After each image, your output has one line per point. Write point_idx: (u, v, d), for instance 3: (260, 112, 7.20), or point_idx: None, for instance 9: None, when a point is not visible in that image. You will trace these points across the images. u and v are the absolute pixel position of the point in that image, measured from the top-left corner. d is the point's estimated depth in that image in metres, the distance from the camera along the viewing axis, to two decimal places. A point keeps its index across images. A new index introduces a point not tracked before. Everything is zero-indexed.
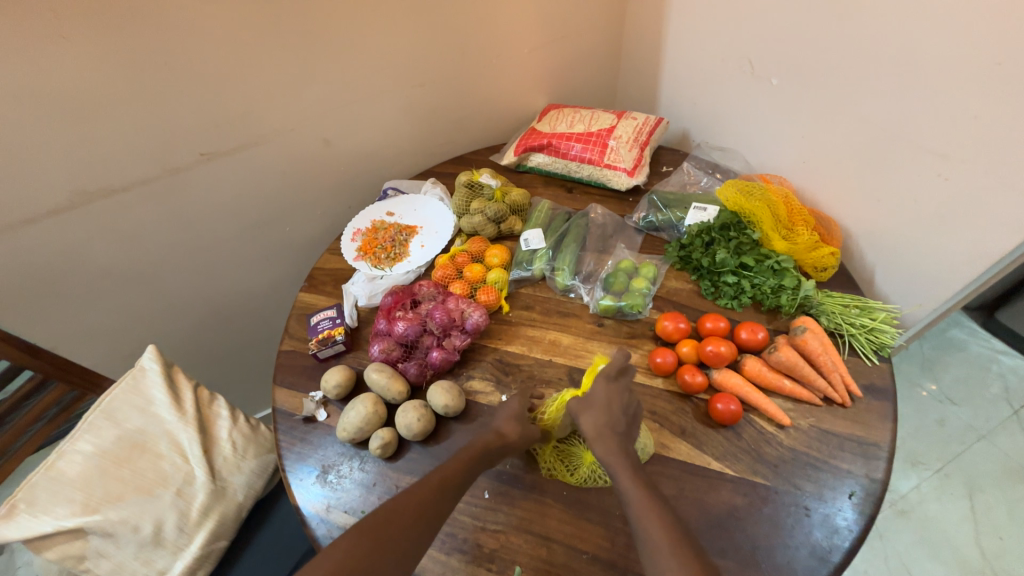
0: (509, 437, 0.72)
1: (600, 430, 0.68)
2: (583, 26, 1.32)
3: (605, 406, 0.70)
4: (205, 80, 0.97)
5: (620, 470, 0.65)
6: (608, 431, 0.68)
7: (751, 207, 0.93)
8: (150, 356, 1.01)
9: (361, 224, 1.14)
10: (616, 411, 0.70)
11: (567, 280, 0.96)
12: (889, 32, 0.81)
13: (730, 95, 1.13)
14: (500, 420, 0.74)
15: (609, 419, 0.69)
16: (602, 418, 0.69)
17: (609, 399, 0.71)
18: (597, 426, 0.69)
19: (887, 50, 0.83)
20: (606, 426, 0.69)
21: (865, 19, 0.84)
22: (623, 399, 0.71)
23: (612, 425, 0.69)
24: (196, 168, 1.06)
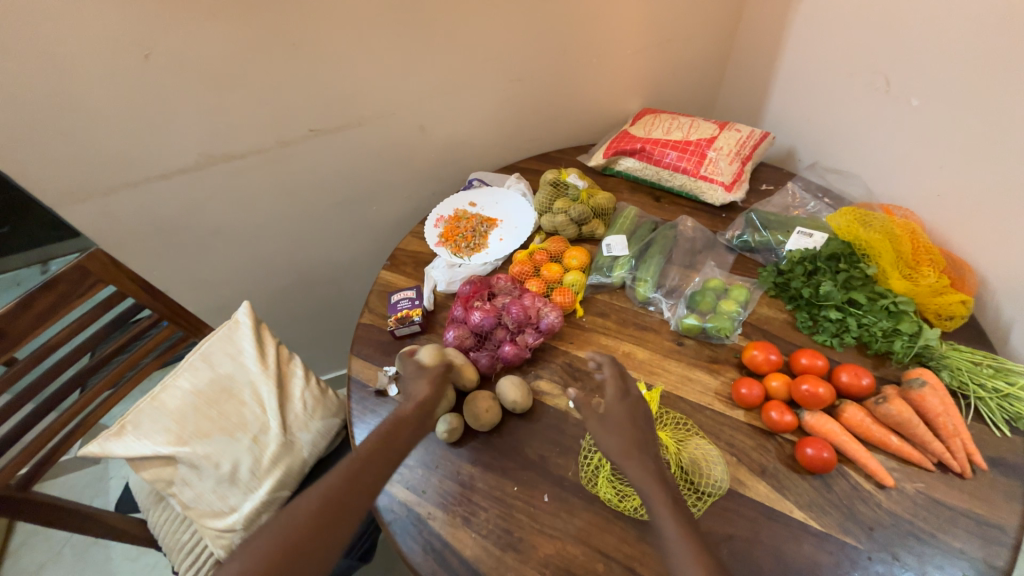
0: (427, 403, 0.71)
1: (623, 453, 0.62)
2: (694, 28, 1.25)
3: (621, 423, 0.65)
4: (322, 62, 1.03)
5: (655, 493, 0.59)
6: (636, 448, 0.63)
7: (868, 239, 0.84)
8: (244, 311, 1.10)
9: (445, 211, 1.17)
10: (640, 428, 0.65)
11: (648, 292, 0.92)
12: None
13: (856, 113, 1.03)
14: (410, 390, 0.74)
15: (632, 435, 0.64)
16: (623, 435, 0.64)
17: (627, 417, 0.66)
18: (617, 444, 0.63)
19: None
20: (631, 442, 0.63)
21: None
22: (637, 416, 0.66)
23: (637, 442, 0.63)
24: (304, 143, 1.14)
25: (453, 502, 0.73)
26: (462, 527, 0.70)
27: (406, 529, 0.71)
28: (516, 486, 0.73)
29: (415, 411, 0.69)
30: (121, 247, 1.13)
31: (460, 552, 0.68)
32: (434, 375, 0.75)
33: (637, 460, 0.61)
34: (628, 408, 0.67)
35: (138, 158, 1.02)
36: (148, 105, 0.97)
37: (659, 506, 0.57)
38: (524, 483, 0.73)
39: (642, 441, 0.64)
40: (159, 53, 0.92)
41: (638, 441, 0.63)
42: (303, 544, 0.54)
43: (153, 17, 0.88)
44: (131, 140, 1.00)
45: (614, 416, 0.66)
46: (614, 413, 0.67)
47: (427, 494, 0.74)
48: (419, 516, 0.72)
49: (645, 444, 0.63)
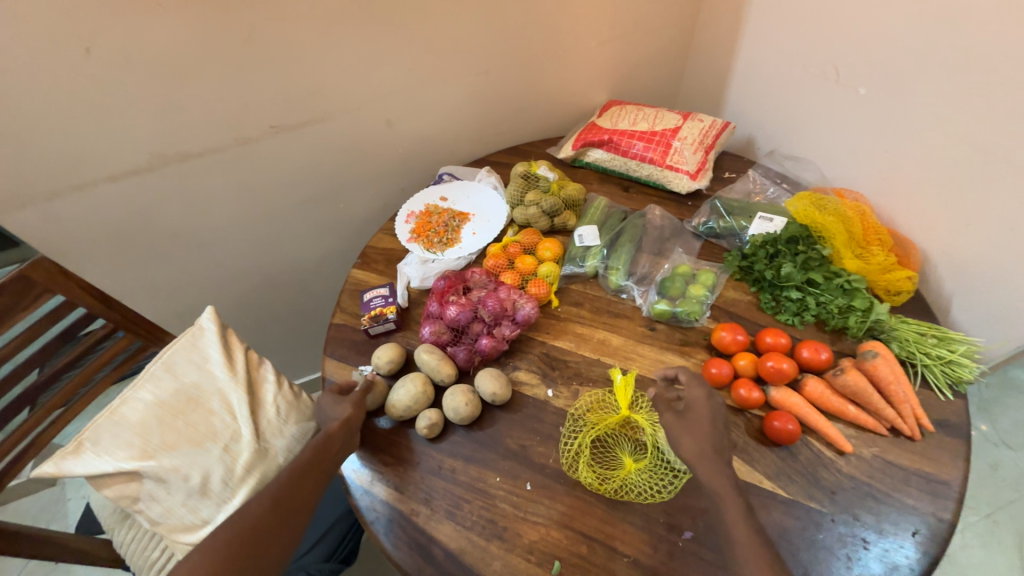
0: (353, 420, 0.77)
1: (696, 453, 0.63)
2: (655, 20, 1.28)
3: (700, 424, 0.66)
4: (282, 54, 1.00)
5: (726, 496, 0.61)
6: (712, 451, 0.63)
7: (823, 221, 0.89)
8: (208, 316, 1.06)
9: (415, 207, 1.15)
10: (718, 431, 0.65)
11: (620, 280, 0.94)
12: (1005, 43, 0.75)
13: (808, 103, 1.08)
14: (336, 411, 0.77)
15: (712, 439, 0.64)
16: (703, 438, 0.64)
17: (705, 419, 0.66)
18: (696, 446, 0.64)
19: (1001, 63, 0.76)
20: (708, 445, 0.64)
21: (977, 28, 0.77)
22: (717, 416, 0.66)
23: (715, 446, 0.64)
24: (266, 139, 1.10)
25: (436, 497, 0.72)
26: (445, 521, 0.70)
27: (389, 527, 0.70)
28: (498, 476, 0.74)
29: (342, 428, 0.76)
30: (68, 254, 1.06)
31: (445, 545, 0.68)
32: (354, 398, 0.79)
33: (713, 464, 0.62)
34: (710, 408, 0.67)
35: (83, 158, 0.96)
36: (91, 102, 0.91)
37: (728, 508, 0.60)
38: (506, 473, 0.74)
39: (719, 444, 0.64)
40: (101, 46, 0.86)
41: (717, 446, 0.63)
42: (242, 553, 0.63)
43: (92, 6, 0.82)
44: (74, 140, 0.93)
45: (692, 418, 0.66)
46: (695, 415, 0.67)
47: (409, 491, 0.74)
48: (401, 513, 0.72)
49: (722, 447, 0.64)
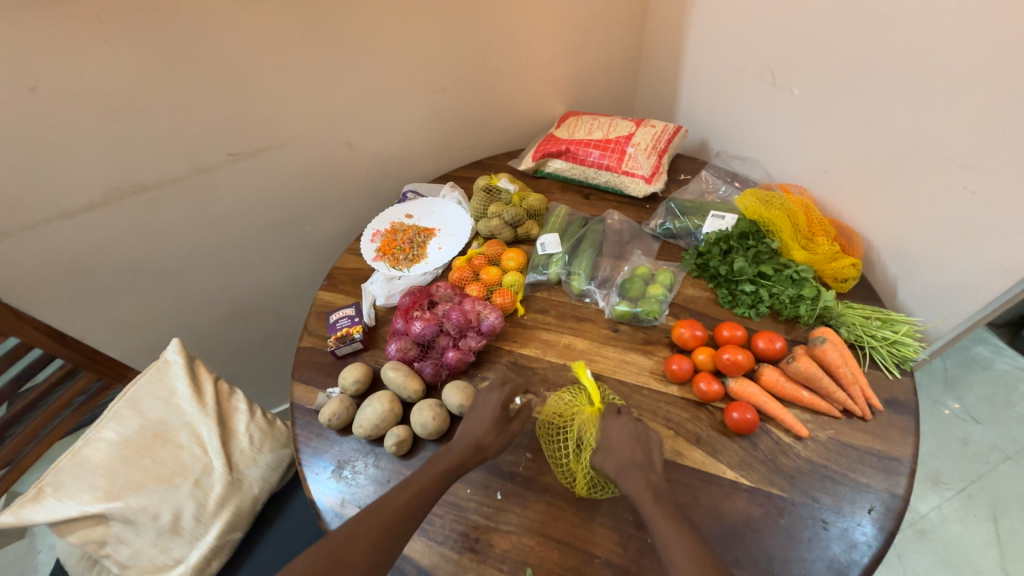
0: (490, 450, 0.71)
1: (621, 465, 0.65)
2: (604, 33, 1.33)
3: (621, 442, 0.68)
4: (234, 83, 1.01)
5: (651, 510, 0.61)
6: (635, 465, 0.65)
7: (770, 216, 0.93)
8: (174, 349, 1.04)
9: (380, 225, 1.17)
10: (637, 447, 0.68)
11: (582, 285, 0.96)
12: (913, 40, 0.81)
13: (750, 104, 1.13)
14: (478, 428, 0.72)
15: (632, 454, 0.66)
16: (624, 453, 0.67)
17: (625, 435, 0.69)
18: (621, 461, 0.66)
19: (914, 57, 0.82)
20: (629, 460, 0.66)
21: (889, 27, 0.83)
22: (636, 433, 0.69)
23: (637, 460, 0.66)
24: (225, 167, 1.10)
25: None
26: (418, 538, 0.70)
27: None
28: (469, 488, 0.74)
29: (475, 454, 0.70)
30: (23, 295, 1.04)
31: (418, 562, 0.68)
32: (495, 404, 0.74)
33: (636, 478, 0.64)
34: (625, 426, 0.70)
35: (34, 197, 0.95)
36: (40, 140, 0.91)
37: (656, 521, 0.60)
38: (476, 484, 0.74)
39: (641, 461, 0.66)
40: (48, 84, 0.86)
41: (637, 460, 0.66)
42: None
43: (37, 46, 0.83)
44: (23, 179, 0.93)
45: (608, 439, 0.68)
46: (613, 434, 0.69)
47: None
48: None
49: (644, 461, 0.66)
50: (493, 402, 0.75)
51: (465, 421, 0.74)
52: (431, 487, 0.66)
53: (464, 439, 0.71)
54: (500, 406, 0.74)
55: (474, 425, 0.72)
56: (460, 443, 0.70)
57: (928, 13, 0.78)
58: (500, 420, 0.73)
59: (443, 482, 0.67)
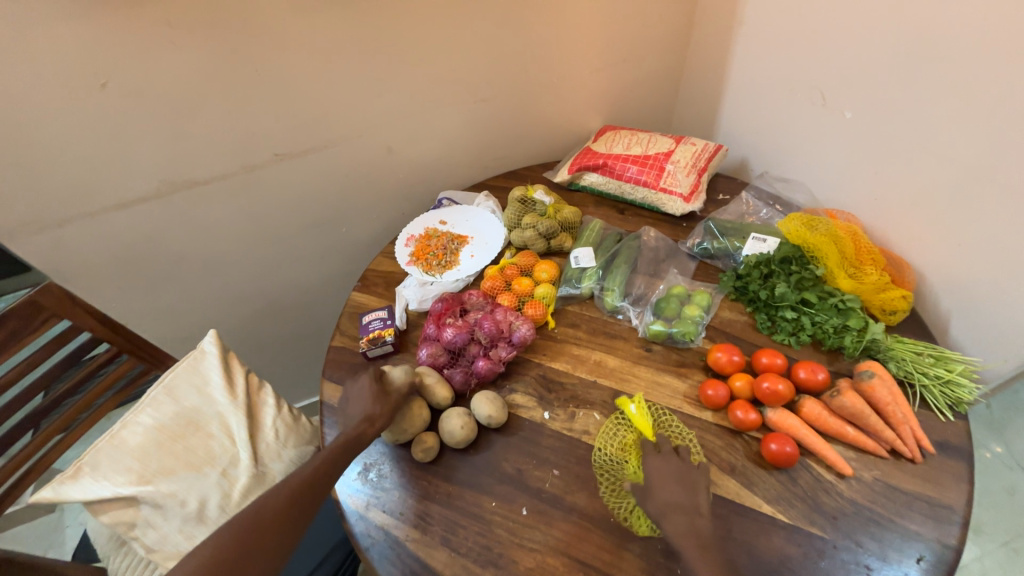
0: (379, 420, 0.76)
1: (664, 506, 0.64)
2: (647, 49, 1.33)
3: (666, 484, 0.65)
4: (285, 88, 1.05)
5: (690, 551, 0.60)
6: (678, 507, 0.63)
7: (815, 242, 0.90)
8: (210, 340, 1.08)
9: (415, 231, 1.19)
10: (682, 489, 0.65)
11: (616, 301, 0.95)
12: (976, 66, 0.78)
13: (797, 126, 1.11)
14: (363, 407, 0.78)
15: (675, 496, 0.64)
16: (665, 493, 0.64)
17: (670, 477, 0.66)
18: (662, 502, 0.64)
19: (977, 84, 0.79)
20: (672, 503, 0.64)
21: (953, 52, 0.80)
22: (679, 473, 0.67)
23: (681, 503, 0.64)
24: (271, 166, 1.14)
25: (432, 523, 0.72)
26: (441, 547, 0.70)
27: (383, 554, 0.70)
28: (494, 501, 0.73)
29: (369, 427, 0.76)
30: (78, 279, 1.09)
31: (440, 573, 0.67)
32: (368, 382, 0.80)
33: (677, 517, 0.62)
34: (671, 468, 0.67)
35: (95, 187, 1.00)
36: (105, 134, 0.96)
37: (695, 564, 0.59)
38: (502, 497, 0.73)
39: (688, 504, 0.64)
40: (117, 82, 0.91)
41: (681, 504, 0.63)
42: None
43: (111, 46, 0.88)
44: (87, 169, 0.98)
45: (649, 480, 0.66)
46: (656, 476, 0.67)
47: (405, 516, 0.73)
48: (397, 540, 0.71)
49: (691, 504, 0.64)
50: (364, 381, 0.81)
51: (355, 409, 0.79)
52: (331, 460, 0.74)
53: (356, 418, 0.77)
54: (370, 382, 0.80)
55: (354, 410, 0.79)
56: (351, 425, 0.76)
57: (993, 39, 0.75)
58: (381, 392, 0.79)
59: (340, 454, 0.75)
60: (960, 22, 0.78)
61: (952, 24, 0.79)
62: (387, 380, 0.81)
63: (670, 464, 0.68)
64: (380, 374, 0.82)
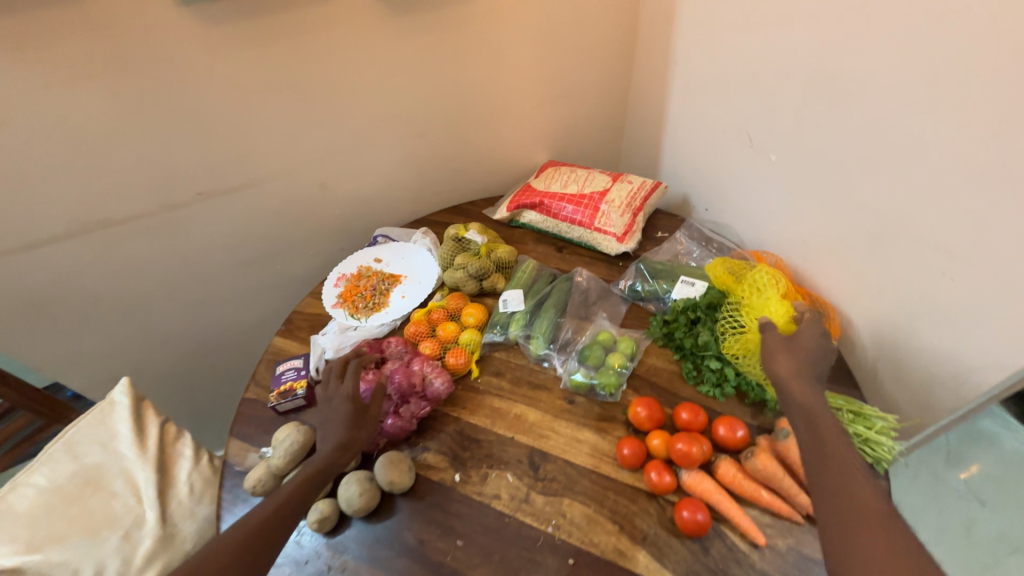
0: (356, 445, 0.73)
1: (793, 376, 0.66)
2: (589, 86, 1.33)
3: (800, 355, 0.68)
4: (204, 126, 1.01)
5: (820, 413, 0.62)
6: (807, 374, 0.66)
7: (738, 288, 0.86)
8: (122, 390, 1.03)
9: (347, 270, 1.15)
10: (813, 361, 0.68)
11: (540, 349, 0.91)
12: (880, 116, 0.77)
13: (730, 166, 1.10)
14: (335, 432, 0.73)
15: (807, 365, 0.67)
16: (794, 363, 0.67)
17: (805, 352, 0.69)
18: (792, 368, 0.67)
19: (883, 132, 0.78)
20: (804, 368, 0.67)
21: (860, 100, 0.80)
22: (811, 355, 0.69)
23: (810, 371, 0.66)
24: (193, 205, 1.09)
25: None
26: None
27: None
28: None
29: (343, 453, 0.72)
30: None
31: None
32: (349, 398, 0.76)
33: (808, 382, 0.65)
34: (803, 343, 0.70)
35: None
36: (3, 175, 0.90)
37: (822, 421, 0.61)
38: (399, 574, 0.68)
39: (816, 377, 0.67)
40: (13, 122, 0.86)
41: (811, 371, 0.66)
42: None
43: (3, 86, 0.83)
44: None
45: (793, 347, 0.70)
46: (795, 347, 0.70)
47: None
48: None
49: (812, 376, 0.66)
50: (342, 399, 0.76)
51: (323, 433, 0.74)
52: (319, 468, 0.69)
53: (327, 445, 0.72)
54: (351, 401, 0.76)
55: (326, 431, 0.74)
56: (322, 452, 0.71)
57: (892, 89, 0.75)
58: (355, 415, 0.75)
59: (308, 487, 0.66)
60: (864, 71, 0.78)
61: (858, 72, 0.79)
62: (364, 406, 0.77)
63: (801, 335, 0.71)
64: (353, 393, 0.77)
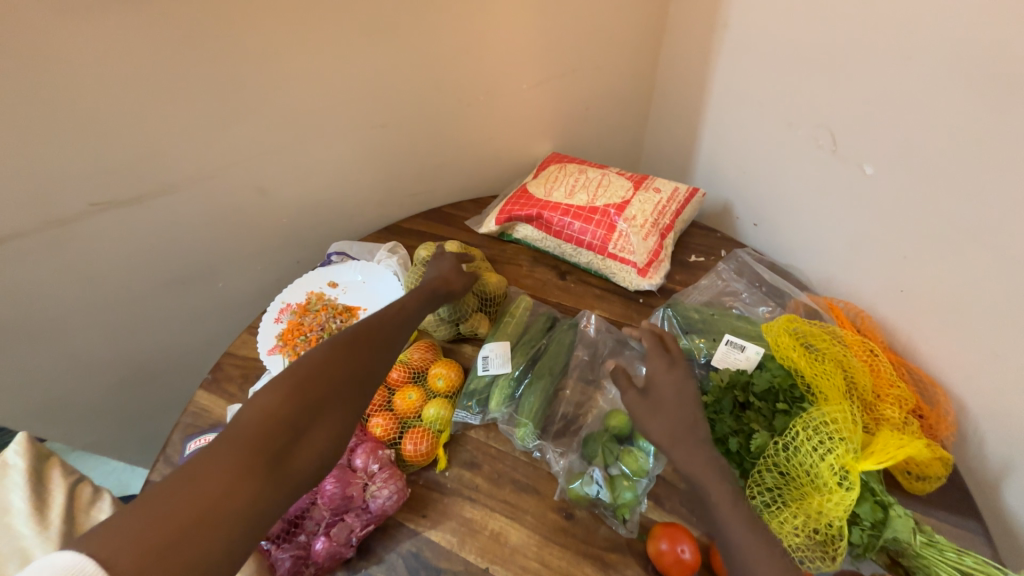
0: (456, 288, 0.74)
1: (672, 431, 0.52)
2: (604, 57, 1.03)
3: (672, 407, 0.54)
4: (80, 116, 0.72)
5: (710, 481, 0.49)
6: (687, 430, 0.52)
7: (815, 371, 0.60)
8: (15, 449, 0.63)
9: (293, 299, 0.91)
10: (690, 403, 0.54)
11: (528, 438, 0.67)
12: None
13: (794, 173, 0.81)
14: (443, 269, 0.75)
15: (686, 417, 0.53)
16: (670, 415, 0.53)
17: (682, 391, 0.55)
18: (668, 424, 0.53)
19: None
20: (683, 425, 0.52)
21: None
22: (689, 387, 0.55)
23: (690, 424, 0.52)
24: (85, 221, 0.81)
25: None
26: None
27: None
28: None
29: (444, 288, 0.73)
30: None
31: None
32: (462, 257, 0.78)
33: (689, 445, 0.51)
34: (670, 370, 0.56)
35: None
36: None
37: (712, 484, 0.49)
38: None
39: (697, 424, 0.52)
40: None
41: (692, 424, 0.52)
42: (286, 437, 0.49)
43: None
44: None
45: (658, 397, 0.54)
46: (664, 392, 0.55)
47: None
48: None
49: (690, 425, 0.52)
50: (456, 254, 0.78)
51: (430, 269, 0.76)
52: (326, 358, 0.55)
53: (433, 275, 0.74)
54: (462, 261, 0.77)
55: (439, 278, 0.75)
56: (428, 279, 0.73)
57: None
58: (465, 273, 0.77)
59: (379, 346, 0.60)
60: None
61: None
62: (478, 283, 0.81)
63: (661, 371, 0.56)
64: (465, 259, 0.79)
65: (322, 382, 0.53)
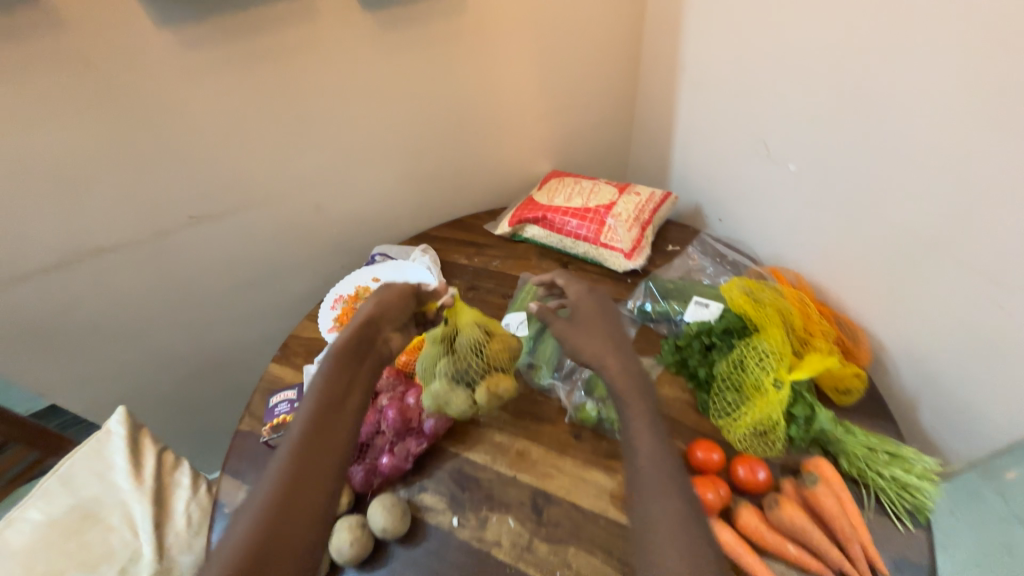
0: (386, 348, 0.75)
1: (598, 350, 0.70)
2: (591, 95, 1.27)
3: (595, 328, 0.73)
4: (195, 149, 0.96)
5: (630, 398, 0.65)
6: (610, 347, 0.70)
7: (760, 315, 0.79)
8: (117, 419, 0.87)
9: (345, 290, 1.11)
10: (607, 322, 0.75)
11: (544, 379, 0.86)
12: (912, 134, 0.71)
13: (744, 177, 1.03)
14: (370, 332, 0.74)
15: (605, 335, 0.72)
16: (594, 332, 0.73)
17: (598, 316, 0.75)
18: (591, 339, 0.72)
19: (912, 147, 0.72)
20: (606, 342, 0.71)
21: (884, 110, 0.74)
22: (603, 313, 0.76)
23: (612, 343, 0.71)
24: (185, 231, 1.03)
25: None
26: None
27: None
28: None
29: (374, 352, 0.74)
30: None
31: None
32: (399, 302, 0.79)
33: (613, 357, 0.69)
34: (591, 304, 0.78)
35: None
36: None
37: (626, 392, 0.66)
38: None
39: (618, 339, 0.72)
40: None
41: (614, 339, 0.72)
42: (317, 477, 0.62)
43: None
44: None
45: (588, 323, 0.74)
46: (588, 319, 0.75)
47: None
48: None
49: (613, 342, 0.72)
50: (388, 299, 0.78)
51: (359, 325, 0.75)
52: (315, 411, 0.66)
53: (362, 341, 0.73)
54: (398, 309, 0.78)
55: (381, 308, 0.76)
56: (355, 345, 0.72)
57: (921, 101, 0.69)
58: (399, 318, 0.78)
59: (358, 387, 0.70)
60: (888, 80, 0.72)
61: (881, 81, 0.73)
62: (421, 297, 0.84)
63: (585, 305, 0.78)
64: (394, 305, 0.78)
65: (327, 441, 0.64)
